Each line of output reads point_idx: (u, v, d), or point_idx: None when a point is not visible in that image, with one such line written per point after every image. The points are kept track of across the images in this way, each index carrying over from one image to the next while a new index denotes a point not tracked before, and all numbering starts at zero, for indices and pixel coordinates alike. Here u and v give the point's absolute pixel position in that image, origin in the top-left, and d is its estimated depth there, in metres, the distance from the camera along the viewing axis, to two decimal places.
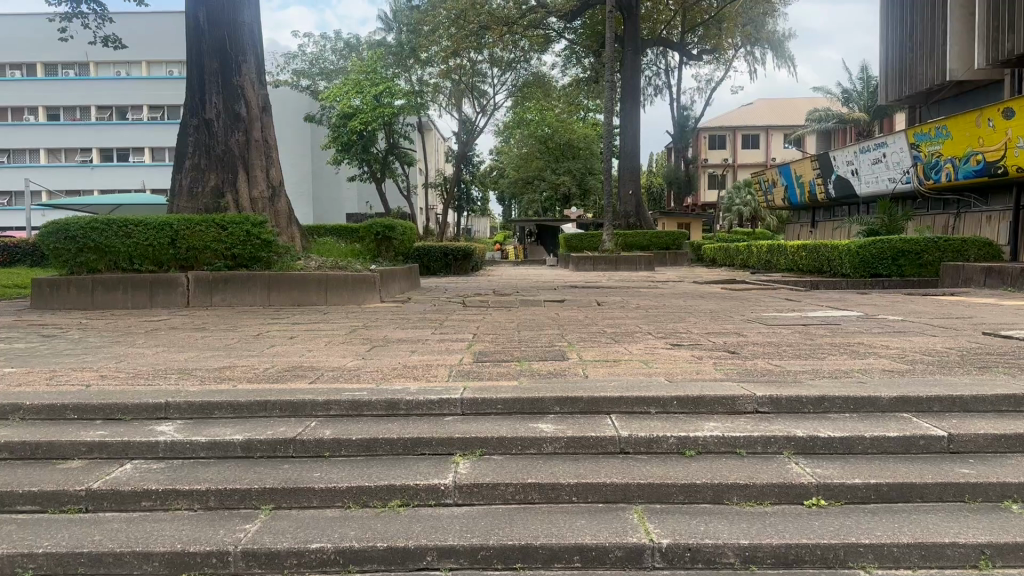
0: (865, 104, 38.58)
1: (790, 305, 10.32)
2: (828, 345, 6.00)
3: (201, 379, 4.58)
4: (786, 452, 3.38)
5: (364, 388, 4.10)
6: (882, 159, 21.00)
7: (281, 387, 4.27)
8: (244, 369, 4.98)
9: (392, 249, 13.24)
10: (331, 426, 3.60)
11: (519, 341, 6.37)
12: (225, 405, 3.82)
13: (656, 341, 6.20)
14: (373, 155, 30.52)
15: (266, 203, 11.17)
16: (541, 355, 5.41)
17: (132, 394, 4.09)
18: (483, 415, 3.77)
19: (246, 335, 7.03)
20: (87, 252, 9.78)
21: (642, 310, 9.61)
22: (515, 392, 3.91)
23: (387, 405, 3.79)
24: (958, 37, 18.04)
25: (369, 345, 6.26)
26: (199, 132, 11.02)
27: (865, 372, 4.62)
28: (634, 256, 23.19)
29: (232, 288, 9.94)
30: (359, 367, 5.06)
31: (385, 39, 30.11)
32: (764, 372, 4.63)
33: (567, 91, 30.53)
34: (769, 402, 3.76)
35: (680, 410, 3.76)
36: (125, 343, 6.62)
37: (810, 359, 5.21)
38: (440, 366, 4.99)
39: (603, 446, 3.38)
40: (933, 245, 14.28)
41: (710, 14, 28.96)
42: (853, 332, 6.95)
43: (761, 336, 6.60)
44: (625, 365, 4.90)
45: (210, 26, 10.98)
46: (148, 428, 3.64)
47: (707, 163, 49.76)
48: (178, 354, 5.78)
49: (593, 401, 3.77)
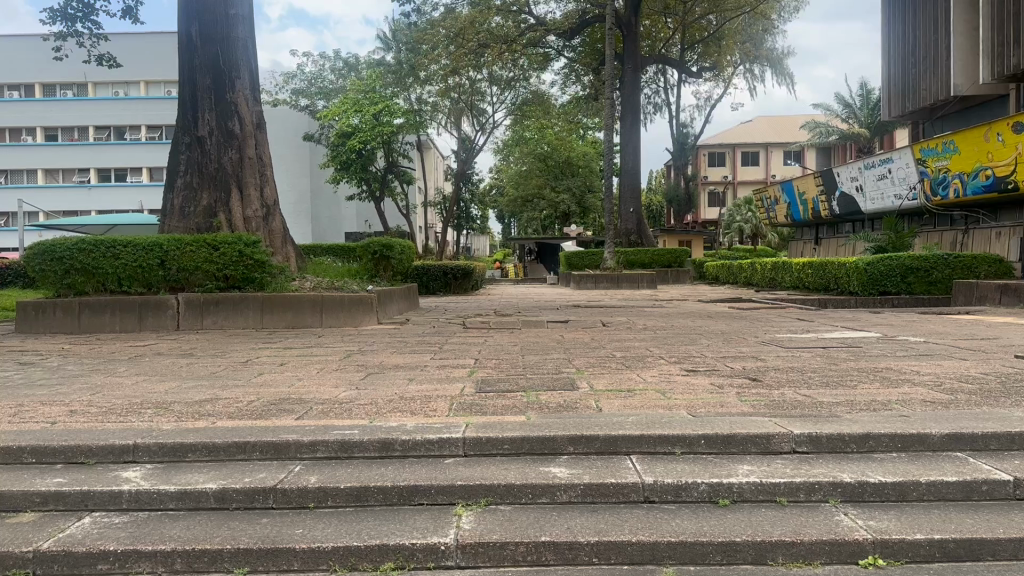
0: (866, 120, 38.41)
1: (803, 325, 9.91)
2: (856, 370, 5.60)
3: (177, 415, 4.17)
4: (831, 500, 3.00)
5: (355, 425, 3.69)
6: (888, 175, 20.69)
7: (264, 424, 3.86)
8: (227, 402, 4.59)
9: (390, 268, 12.79)
10: (317, 471, 3.20)
11: (524, 367, 5.96)
12: (201, 446, 3.42)
13: (670, 368, 5.80)
14: (372, 175, 30.22)
15: (260, 222, 10.78)
16: (549, 384, 5.00)
17: (97, 433, 3.69)
18: (488, 457, 3.37)
19: (234, 362, 6.63)
20: (73, 273, 9.38)
21: (650, 332, 9.22)
22: (522, 430, 3.51)
23: (380, 446, 3.39)
24: (962, 52, 17.76)
25: (364, 373, 5.86)
26: (191, 150, 10.71)
27: (905, 404, 4.22)
28: (636, 274, 22.83)
29: (224, 309, 9.56)
30: (351, 399, 4.65)
31: (383, 59, 29.96)
32: (794, 403, 4.23)
33: (566, 109, 30.22)
34: (808, 440, 3.37)
35: (710, 451, 3.36)
36: (106, 372, 6.23)
37: (841, 388, 4.81)
38: (439, 397, 4.60)
39: (624, 494, 2.99)
40: (943, 262, 13.89)
41: (709, 31, 28.72)
42: (877, 356, 6.54)
43: (781, 361, 6.20)
44: (642, 396, 4.50)
45: (202, 42, 10.67)
46: (113, 475, 3.24)
47: (707, 180, 49.58)
48: (158, 385, 5.38)
49: (611, 440, 3.37)
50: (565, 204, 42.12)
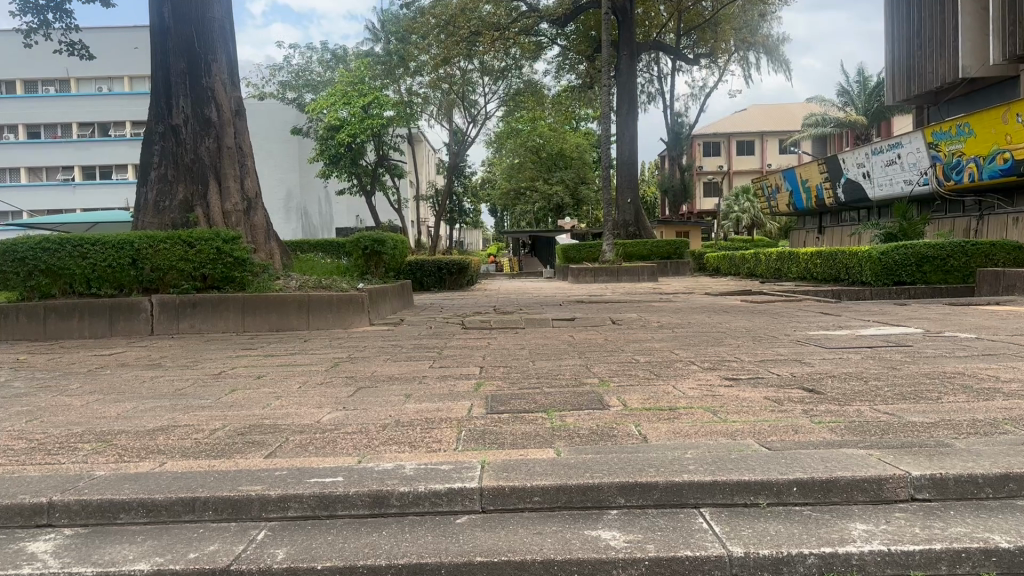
0: (864, 106, 37.67)
1: (833, 321, 9.07)
2: (928, 378, 4.80)
3: (119, 454, 3.35)
4: (985, 572, 2.20)
5: (341, 469, 2.89)
6: (897, 160, 19.90)
7: (224, 466, 3.05)
8: (185, 432, 3.76)
9: (382, 264, 11.89)
10: (287, 542, 2.40)
11: (538, 378, 5.17)
12: (136, 503, 2.61)
13: (708, 378, 4.99)
14: (361, 169, 29.26)
15: (241, 217, 9.89)
16: (574, 403, 4.17)
17: (6, 484, 2.85)
18: (513, 514, 2.57)
19: (204, 376, 5.78)
20: (38, 275, 8.51)
21: (668, 332, 8.36)
22: (557, 473, 2.70)
23: (372, 500, 2.59)
24: (970, 32, 16.96)
25: (353, 388, 5.03)
26: (166, 141, 9.88)
27: (1018, 426, 3.41)
28: (637, 267, 22.04)
29: (201, 312, 8.74)
30: (338, 425, 3.84)
31: (370, 49, 28.78)
32: (882, 426, 3.43)
33: (559, 98, 29.28)
34: (931, 485, 2.60)
35: (805, 502, 2.59)
36: (56, 390, 5.37)
37: (921, 402, 4.02)
38: (443, 422, 3.79)
39: (704, 572, 2.20)
40: (960, 250, 12.98)
41: (705, 17, 27.81)
42: (935, 358, 5.75)
43: (831, 366, 5.41)
44: (692, 417, 3.68)
45: (175, 23, 9.81)
46: (16, 548, 2.44)
47: (702, 171, 48.77)
48: (110, 408, 4.55)
49: (674, 486, 2.58)
50: (559, 196, 41.31)
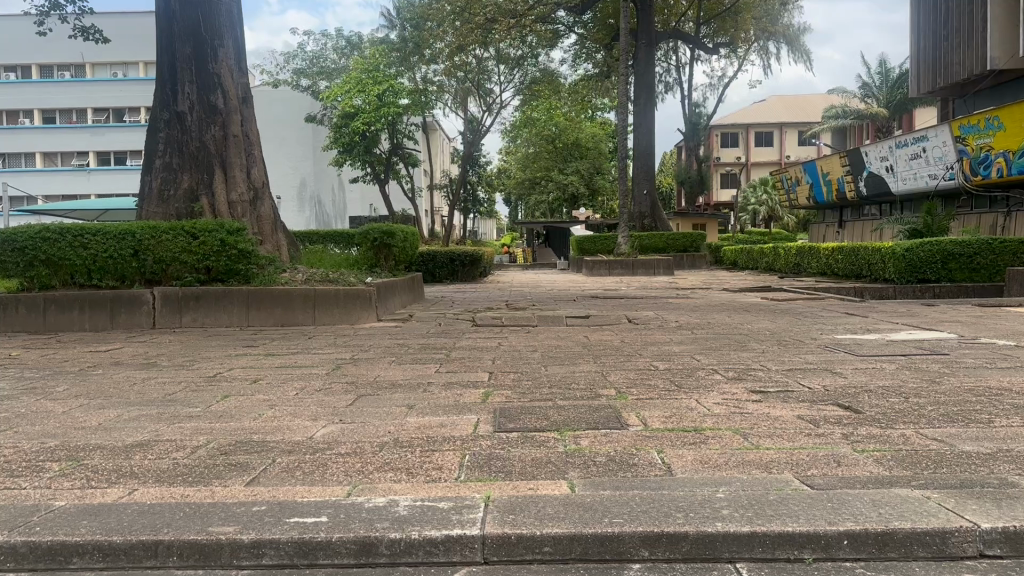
0: (886, 98, 36.93)
1: (860, 322, 8.68)
2: (973, 395, 4.42)
3: (87, 477, 3.04)
4: None
5: (326, 504, 2.56)
6: (922, 154, 19.32)
7: (200, 495, 2.74)
8: (163, 450, 3.44)
9: (392, 257, 11.51)
10: None
11: (550, 386, 4.83)
12: (92, 546, 2.30)
13: (734, 390, 4.63)
14: (375, 157, 28.92)
15: (247, 208, 9.60)
16: (588, 421, 3.82)
17: None
18: (520, 565, 2.25)
19: (198, 378, 5.47)
20: (38, 265, 8.23)
21: (687, 332, 7.99)
22: (570, 518, 2.36)
23: (358, 548, 2.27)
24: (1000, 24, 16.41)
25: (352, 396, 4.70)
26: (170, 128, 9.53)
27: None
28: (653, 260, 21.62)
29: (205, 305, 8.45)
30: (332, 443, 3.52)
31: (386, 36, 28.16)
32: (933, 457, 3.07)
33: (576, 87, 28.84)
34: (1004, 540, 2.24)
35: (856, 558, 2.24)
36: (40, 393, 5.07)
37: (971, 425, 3.64)
38: (446, 441, 3.47)
39: None
40: (987, 247, 12.51)
41: (725, 6, 27.23)
42: (976, 368, 5.37)
43: (865, 377, 5.04)
44: (721, 442, 3.34)
45: (182, 7, 9.46)
46: None
47: (720, 162, 48.15)
48: (92, 416, 4.25)
49: (706, 538, 2.24)
50: (574, 186, 40.91)
